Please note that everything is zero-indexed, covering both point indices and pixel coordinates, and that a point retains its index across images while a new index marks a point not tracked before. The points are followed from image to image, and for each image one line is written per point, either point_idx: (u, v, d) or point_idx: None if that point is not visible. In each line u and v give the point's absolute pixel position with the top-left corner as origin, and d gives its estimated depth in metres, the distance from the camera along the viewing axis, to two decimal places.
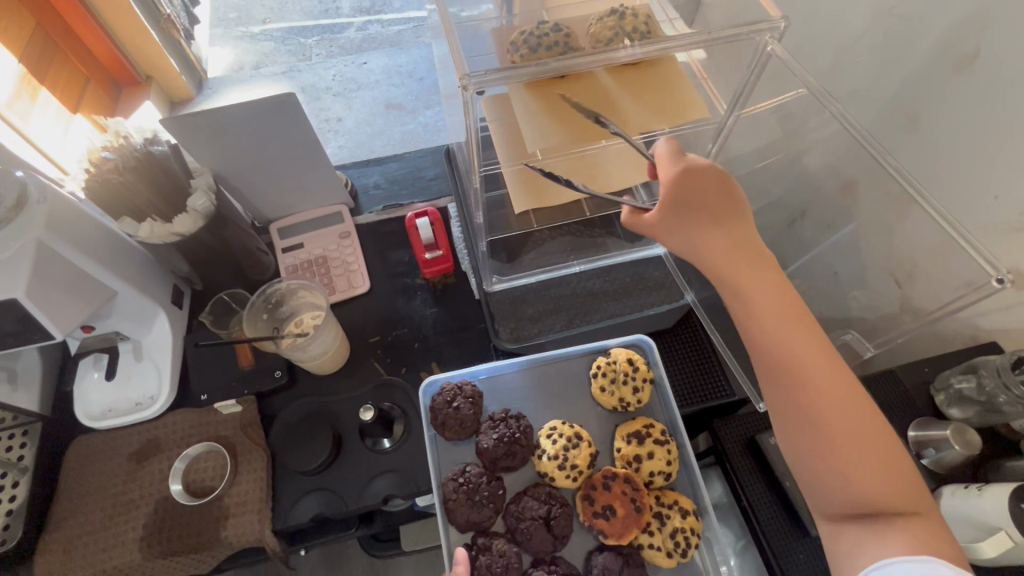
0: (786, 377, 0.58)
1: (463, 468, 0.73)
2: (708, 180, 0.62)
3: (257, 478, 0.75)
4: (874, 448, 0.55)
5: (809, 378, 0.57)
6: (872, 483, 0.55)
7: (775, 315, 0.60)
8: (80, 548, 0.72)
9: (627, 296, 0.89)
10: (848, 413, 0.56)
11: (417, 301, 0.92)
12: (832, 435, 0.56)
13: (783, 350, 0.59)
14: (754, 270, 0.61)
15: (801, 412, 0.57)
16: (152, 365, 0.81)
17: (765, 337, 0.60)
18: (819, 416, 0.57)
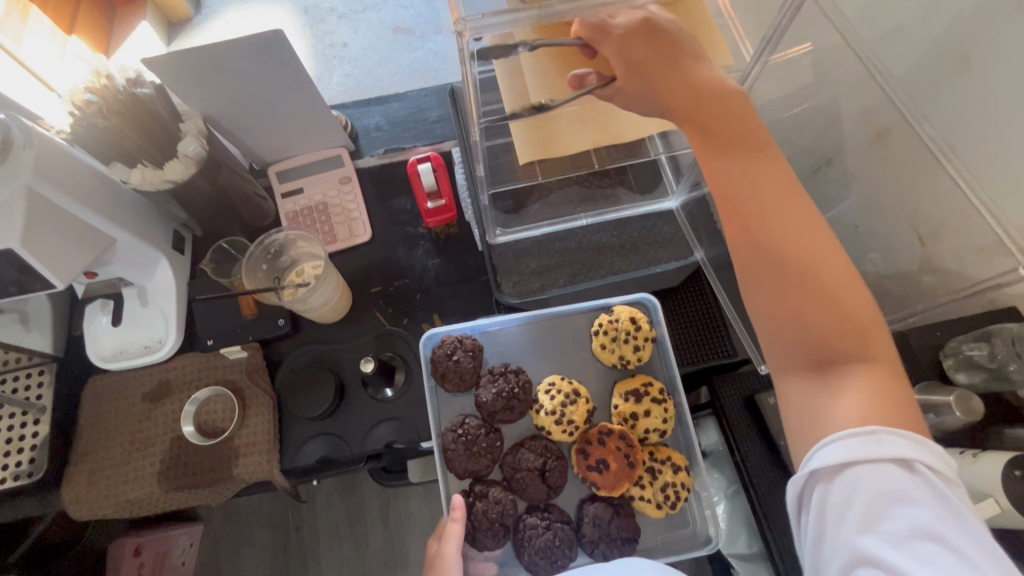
0: (754, 233, 0.57)
1: (462, 419, 0.74)
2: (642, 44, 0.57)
3: (264, 421, 0.78)
4: (842, 293, 0.54)
5: (764, 226, 0.56)
6: (839, 324, 0.54)
7: (748, 169, 0.58)
8: (101, 481, 0.77)
9: (632, 253, 0.86)
10: (817, 262, 0.55)
11: (419, 250, 0.90)
12: (800, 288, 0.55)
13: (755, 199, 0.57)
14: (730, 123, 0.58)
15: (764, 268, 0.57)
16: (157, 311, 0.83)
17: (734, 191, 0.58)
18: (785, 265, 0.56)
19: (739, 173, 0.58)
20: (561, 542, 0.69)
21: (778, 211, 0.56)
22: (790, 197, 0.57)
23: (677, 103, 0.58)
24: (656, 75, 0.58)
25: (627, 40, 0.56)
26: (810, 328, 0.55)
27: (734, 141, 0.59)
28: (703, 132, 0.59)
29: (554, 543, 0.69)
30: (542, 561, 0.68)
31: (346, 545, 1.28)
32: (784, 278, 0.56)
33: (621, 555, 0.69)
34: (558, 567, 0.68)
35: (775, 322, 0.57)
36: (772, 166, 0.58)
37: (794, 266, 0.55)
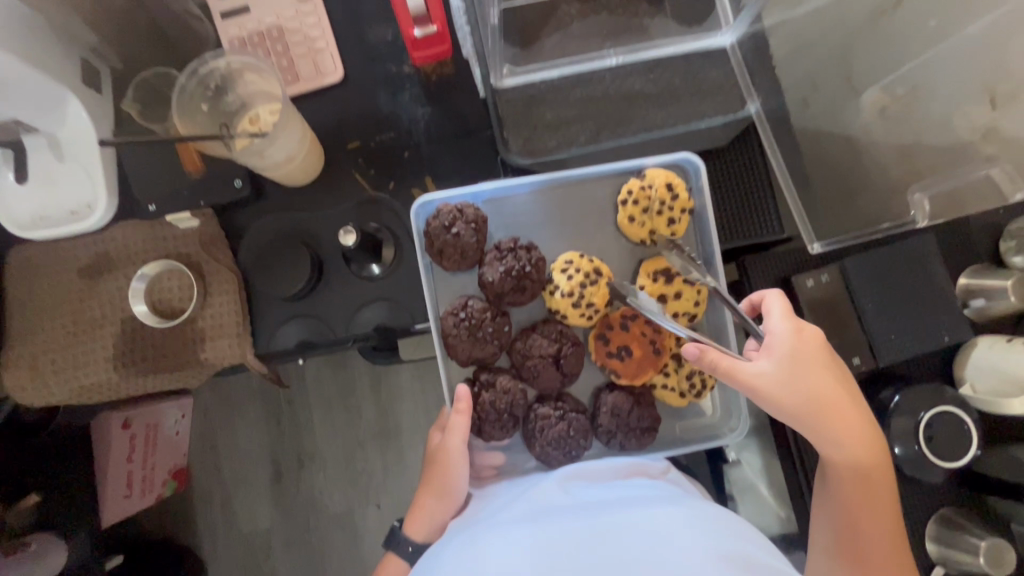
0: (860, 453, 0.56)
1: (464, 302, 0.64)
2: (814, 353, 0.57)
3: (231, 301, 0.67)
4: (898, 530, 0.57)
5: (869, 493, 0.56)
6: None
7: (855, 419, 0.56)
8: (47, 366, 0.66)
9: (670, 105, 0.69)
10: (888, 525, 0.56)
11: (405, 96, 0.72)
12: (881, 554, 0.55)
13: (864, 484, 0.56)
14: (843, 378, 0.58)
15: (866, 487, 0.56)
16: (80, 167, 0.65)
17: (829, 425, 0.55)
18: (872, 512, 0.56)
19: (846, 421, 0.56)
20: (575, 432, 0.63)
21: (880, 454, 0.57)
22: (880, 480, 0.57)
23: (811, 358, 0.57)
24: (774, 343, 0.57)
25: (794, 354, 0.56)
26: (878, 540, 0.56)
27: (854, 434, 0.56)
28: (817, 367, 0.56)
29: (568, 433, 0.63)
30: (555, 452, 0.62)
31: (339, 418, 1.27)
32: (870, 537, 0.56)
33: (638, 445, 0.64)
34: (572, 457, 0.63)
35: (868, 511, 0.56)
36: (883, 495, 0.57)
37: (879, 495, 0.56)
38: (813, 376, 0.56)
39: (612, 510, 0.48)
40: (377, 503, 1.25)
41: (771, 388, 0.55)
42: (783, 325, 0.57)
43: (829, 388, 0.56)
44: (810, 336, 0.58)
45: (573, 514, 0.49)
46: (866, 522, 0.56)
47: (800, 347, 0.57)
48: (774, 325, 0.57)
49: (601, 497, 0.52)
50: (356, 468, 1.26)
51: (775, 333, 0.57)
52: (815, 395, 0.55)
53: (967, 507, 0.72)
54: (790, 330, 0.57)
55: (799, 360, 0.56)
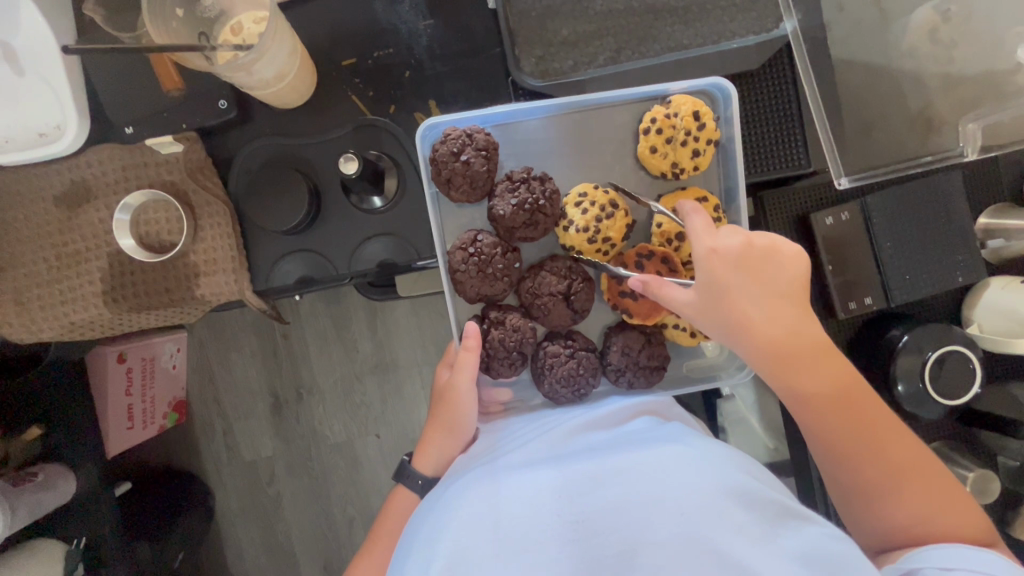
0: (796, 365, 0.53)
1: (473, 237, 0.61)
2: (736, 264, 0.53)
3: (224, 235, 0.63)
4: (882, 423, 0.54)
5: (835, 401, 0.53)
6: (893, 471, 0.53)
7: (781, 333, 0.53)
8: (34, 302, 0.63)
9: (697, 21, 0.63)
10: (853, 415, 0.53)
11: (404, 6, 0.65)
12: (855, 452, 0.53)
13: (829, 392, 0.53)
14: (766, 284, 0.53)
15: (814, 401, 0.53)
16: (41, 81, 0.59)
17: (756, 347, 0.53)
18: (829, 417, 0.53)
19: (770, 339, 0.53)
20: (584, 370, 0.62)
21: (818, 357, 0.53)
22: (828, 381, 0.53)
23: (736, 274, 0.53)
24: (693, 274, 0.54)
25: (717, 272, 0.53)
26: (846, 437, 0.53)
27: (784, 346, 0.53)
28: (730, 291, 0.53)
29: (578, 371, 0.62)
30: (563, 390, 0.62)
31: (337, 351, 1.26)
32: (839, 440, 0.54)
33: (646, 383, 0.64)
34: (580, 395, 0.62)
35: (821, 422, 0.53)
36: (852, 389, 0.54)
37: (834, 395, 0.53)
38: (731, 300, 0.52)
39: (621, 451, 0.48)
40: (377, 433, 1.27)
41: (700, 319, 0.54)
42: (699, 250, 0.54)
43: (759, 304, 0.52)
44: (728, 249, 0.53)
45: (581, 456, 0.48)
46: (843, 429, 0.53)
47: (717, 269, 0.53)
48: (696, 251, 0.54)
49: (609, 439, 0.52)
50: (356, 400, 1.27)
51: (701, 255, 0.53)
52: (732, 316, 0.53)
53: (956, 440, 0.74)
54: (701, 256, 0.53)
55: (718, 279, 0.53)
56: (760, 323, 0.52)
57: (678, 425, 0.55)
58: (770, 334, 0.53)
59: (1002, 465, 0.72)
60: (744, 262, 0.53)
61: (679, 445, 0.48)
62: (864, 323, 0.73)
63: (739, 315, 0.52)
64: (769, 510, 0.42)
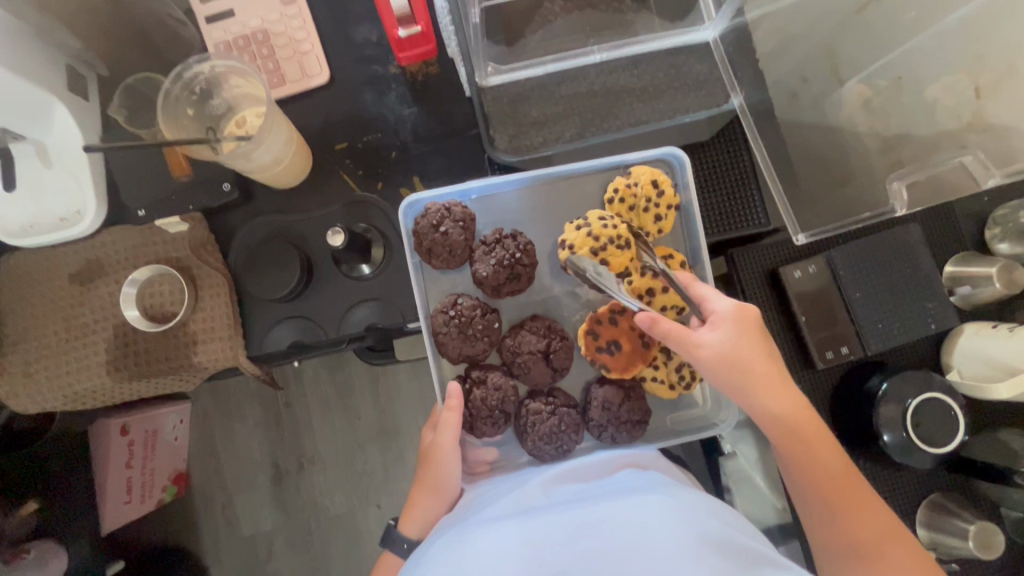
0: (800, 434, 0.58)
1: (453, 300, 0.65)
2: (752, 331, 0.60)
3: (222, 303, 0.67)
4: (864, 491, 0.59)
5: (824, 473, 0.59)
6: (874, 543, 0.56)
7: (786, 406, 0.59)
8: (40, 373, 0.67)
9: (654, 100, 0.70)
10: (840, 488, 0.59)
11: (391, 96, 0.73)
12: (841, 510, 0.58)
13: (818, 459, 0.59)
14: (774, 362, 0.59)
15: (812, 461, 0.58)
16: (67, 173, 0.66)
17: (766, 400, 0.58)
18: (822, 479, 0.58)
19: (776, 408, 0.59)
20: (567, 427, 0.63)
21: (815, 429, 0.60)
22: (823, 453, 0.59)
23: (752, 340, 0.59)
24: (715, 323, 0.60)
25: (734, 332, 0.59)
26: (833, 492, 0.58)
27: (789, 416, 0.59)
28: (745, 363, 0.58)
29: (560, 428, 0.63)
30: (547, 446, 0.63)
31: (337, 418, 1.27)
32: (825, 498, 0.58)
33: (630, 438, 0.65)
34: (563, 451, 0.63)
35: (815, 479, 0.58)
36: (838, 460, 0.59)
37: (824, 468, 0.59)
38: (745, 360, 0.58)
39: (595, 501, 0.49)
40: (378, 503, 1.25)
41: (714, 373, 0.59)
42: (721, 312, 0.60)
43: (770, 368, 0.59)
44: (748, 316, 0.60)
45: (558, 506, 0.49)
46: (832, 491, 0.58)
47: (738, 333, 0.59)
48: (716, 312, 0.60)
49: (587, 490, 0.52)
50: (355, 468, 1.26)
51: (721, 316, 0.60)
52: (742, 377, 0.58)
53: (956, 492, 0.73)
54: (727, 317, 0.59)
55: (738, 340, 0.59)
56: (772, 394, 0.58)
57: (657, 475, 0.55)
58: (776, 393, 0.59)
59: (1007, 517, 0.70)
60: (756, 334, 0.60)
61: (656, 495, 0.48)
62: (847, 371, 0.74)
63: (753, 373, 0.58)
64: (745, 557, 0.42)
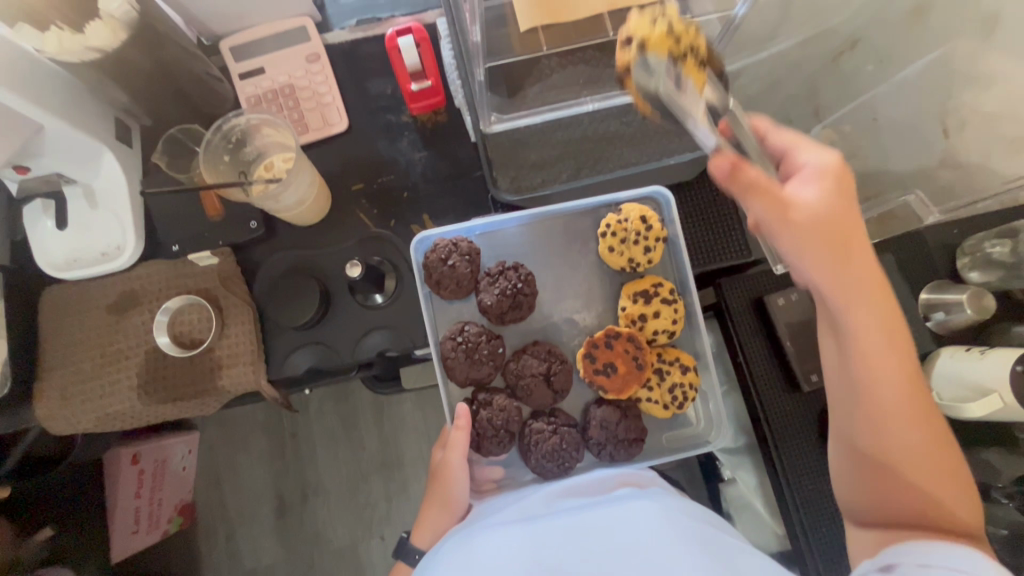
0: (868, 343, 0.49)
1: (461, 327, 0.70)
2: (846, 186, 0.47)
3: (247, 330, 0.73)
4: (935, 453, 0.51)
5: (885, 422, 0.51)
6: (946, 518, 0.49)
7: (867, 325, 0.49)
8: (75, 396, 0.72)
9: (643, 144, 0.77)
10: (908, 413, 0.51)
11: (404, 142, 0.80)
12: (888, 412, 0.51)
13: (880, 376, 0.50)
14: (873, 274, 0.49)
15: (873, 351, 0.50)
16: (110, 213, 0.72)
17: (847, 269, 0.48)
18: (892, 413, 0.51)
19: (858, 296, 0.48)
20: (567, 445, 0.68)
21: (893, 371, 0.51)
22: (902, 409, 0.51)
23: (841, 185, 0.47)
24: (805, 172, 0.48)
25: (823, 174, 0.47)
26: (890, 377, 0.50)
27: (869, 326, 0.50)
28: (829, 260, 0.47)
29: (561, 446, 0.67)
30: (549, 463, 0.67)
31: (343, 448, 1.30)
32: (874, 377, 0.50)
33: (628, 455, 0.69)
34: (565, 468, 0.67)
35: (874, 370, 0.50)
36: (903, 381, 0.51)
37: (896, 413, 0.51)
38: (828, 206, 0.46)
39: (591, 509, 0.53)
40: (381, 534, 1.27)
41: (793, 230, 0.46)
42: (812, 170, 0.48)
43: (863, 266, 0.48)
44: (843, 172, 0.48)
45: (557, 514, 0.54)
46: (884, 387, 0.50)
47: (838, 201, 0.47)
48: (805, 166, 0.48)
49: (584, 500, 0.57)
50: (360, 499, 1.29)
51: (808, 163, 0.48)
52: (846, 247, 0.47)
53: None
54: (817, 165, 0.48)
55: (840, 197, 0.47)
56: (858, 271, 0.48)
57: (653, 489, 0.60)
58: (856, 264, 0.48)
59: (991, 535, 0.69)
60: (848, 195, 0.47)
61: (647, 502, 0.53)
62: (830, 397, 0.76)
63: (838, 222, 0.47)
64: (729, 557, 0.46)
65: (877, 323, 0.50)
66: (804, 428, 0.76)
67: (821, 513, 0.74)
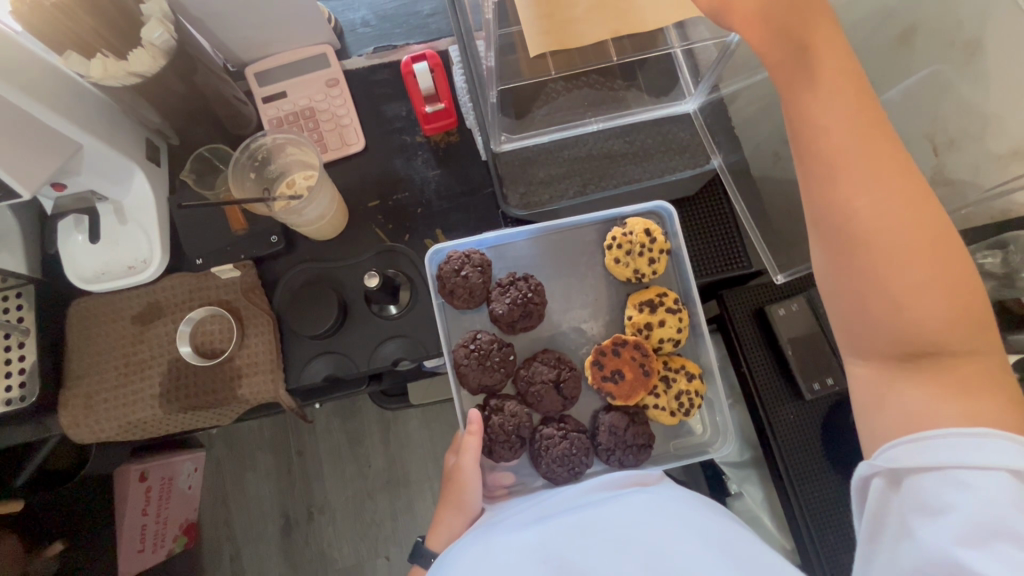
0: (833, 161, 0.48)
1: (473, 336, 0.73)
2: None
3: (266, 339, 0.75)
4: (903, 184, 0.47)
5: (849, 161, 0.47)
6: (908, 337, 0.47)
7: (838, 128, 0.48)
8: (100, 404, 0.74)
9: (645, 161, 0.81)
10: (908, 236, 0.46)
11: (417, 161, 0.84)
12: (847, 162, 0.47)
13: (836, 117, 0.48)
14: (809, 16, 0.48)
15: (828, 121, 0.48)
16: (138, 228, 0.76)
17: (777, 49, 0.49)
18: (845, 151, 0.48)
19: (819, 108, 0.48)
20: (577, 450, 0.69)
21: (888, 176, 0.47)
22: (895, 223, 0.46)
23: None
24: None
25: None
26: (852, 164, 0.47)
27: (833, 89, 0.48)
28: (782, 66, 0.50)
29: (571, 451, 0.69)
30: (560, 468, 0.69)
31: (349, 466, 1.31)
32: (838, 166, 0.48)
33: (637, 461, 0.71)
34: (575, 473, 0.69)
35: (831, 139, 0.48)
36: (858, 120, 0.48)
37: (887, 233, 0.46)
38: None
39: (605, 506, 0.55)
40: (386, 554, 1.27)
41: None
42: None
43: (797, 23, 0.48)
44: None
45: (572, 511, 0.56)
46: (849, 155, 0.47)
47: None
48: None
49: (598, 498, 0.59)
50: (366, 517, 1.29)
51: None
52: None
53: None
54: None
55: None
56: (819, 77, 0.48)
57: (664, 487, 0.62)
58: (795, 49, 0.49)
59: None
60: None
61: (659, 499, 0.55)
62: (832, 406, 0.78)
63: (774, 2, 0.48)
64: (737, 549, 0.48)
65: (856, 129, 0.48)
66: (807, 435, 0.78)
67: (826, 523, 0.75)
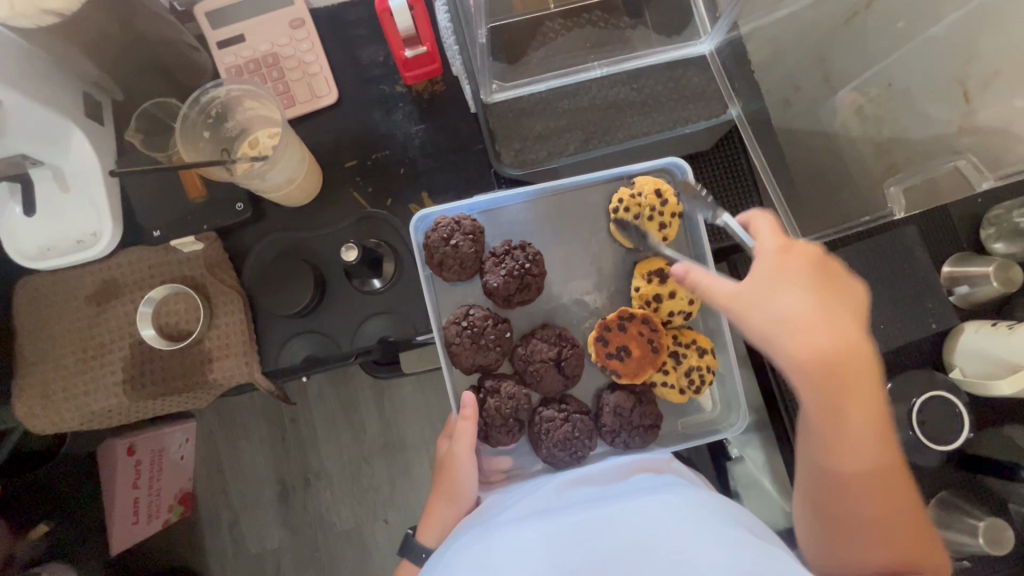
0: (844, 470, 0.49)
1: (466, 310, 0.66)
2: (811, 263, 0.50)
3: (237, 320, 0.68)
4: (894, 513, 0.51)
5: (852, 482, 0.49)
6: (852, 516, 0.50)
7: (855, 443, 0.48)
8: (58, 394, 0.67)
9: (654, 111, 0.72)
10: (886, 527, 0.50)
11: (398, 114, 0.75)
12: (849, 487, 0.50)
13: (846, 467, 0.49)
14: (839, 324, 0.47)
15: (857, 424, 0.48)
16: (84, 198, 0.67)
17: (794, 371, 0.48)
18: (861, 468, 0.49)
19: (807, 329, 0.47)
20: (580, 433, 0.64)
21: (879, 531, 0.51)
22: (873, 487, 0.50)
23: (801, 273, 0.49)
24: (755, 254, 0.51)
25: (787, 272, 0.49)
26: (841, 494, 0.50)
27: (859, 452, 0.49)
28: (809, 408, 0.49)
29: (573, 434, 0.64)
30: (561, 453, 0.64)
31: (344, 433, 1.28)
32: (844, 474, 0.50)
33: (643, 443, 0.66)
34: (578, 458, 0.64)
35: (849, 460, 0.49)
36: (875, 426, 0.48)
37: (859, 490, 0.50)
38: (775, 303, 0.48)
39: (613, 504, 0.50)
40: (385, 518, 1.26)
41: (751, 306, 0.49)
42: None
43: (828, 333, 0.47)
44: (803, 250, 0.51)
45: (576, 509, 0.50)
46: (852, 477, 0.49)
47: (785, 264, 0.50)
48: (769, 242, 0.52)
49: (603, 493, 0.53)
50: (363, 483, 1.27)
51: None
52: (786, 307, 0.48)
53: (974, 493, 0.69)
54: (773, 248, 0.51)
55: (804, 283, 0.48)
56: (837, 453, 0.49)
57: (672, 477, 0.57)
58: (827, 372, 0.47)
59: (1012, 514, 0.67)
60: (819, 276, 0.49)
61: (671, 496, 0.50)
62: None
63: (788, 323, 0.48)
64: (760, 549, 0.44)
65: (866, 450, 0.49)
66: None
67: None
